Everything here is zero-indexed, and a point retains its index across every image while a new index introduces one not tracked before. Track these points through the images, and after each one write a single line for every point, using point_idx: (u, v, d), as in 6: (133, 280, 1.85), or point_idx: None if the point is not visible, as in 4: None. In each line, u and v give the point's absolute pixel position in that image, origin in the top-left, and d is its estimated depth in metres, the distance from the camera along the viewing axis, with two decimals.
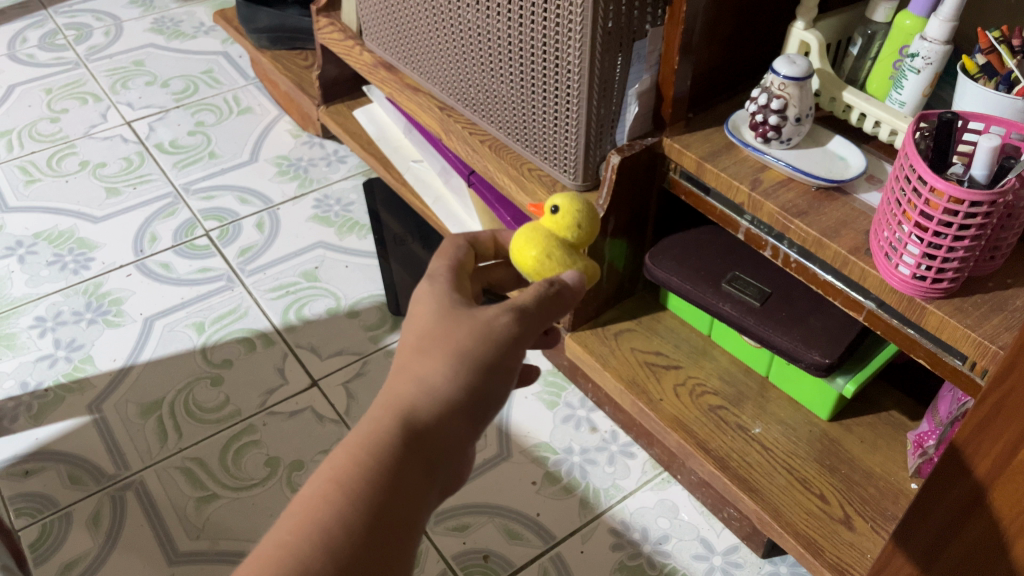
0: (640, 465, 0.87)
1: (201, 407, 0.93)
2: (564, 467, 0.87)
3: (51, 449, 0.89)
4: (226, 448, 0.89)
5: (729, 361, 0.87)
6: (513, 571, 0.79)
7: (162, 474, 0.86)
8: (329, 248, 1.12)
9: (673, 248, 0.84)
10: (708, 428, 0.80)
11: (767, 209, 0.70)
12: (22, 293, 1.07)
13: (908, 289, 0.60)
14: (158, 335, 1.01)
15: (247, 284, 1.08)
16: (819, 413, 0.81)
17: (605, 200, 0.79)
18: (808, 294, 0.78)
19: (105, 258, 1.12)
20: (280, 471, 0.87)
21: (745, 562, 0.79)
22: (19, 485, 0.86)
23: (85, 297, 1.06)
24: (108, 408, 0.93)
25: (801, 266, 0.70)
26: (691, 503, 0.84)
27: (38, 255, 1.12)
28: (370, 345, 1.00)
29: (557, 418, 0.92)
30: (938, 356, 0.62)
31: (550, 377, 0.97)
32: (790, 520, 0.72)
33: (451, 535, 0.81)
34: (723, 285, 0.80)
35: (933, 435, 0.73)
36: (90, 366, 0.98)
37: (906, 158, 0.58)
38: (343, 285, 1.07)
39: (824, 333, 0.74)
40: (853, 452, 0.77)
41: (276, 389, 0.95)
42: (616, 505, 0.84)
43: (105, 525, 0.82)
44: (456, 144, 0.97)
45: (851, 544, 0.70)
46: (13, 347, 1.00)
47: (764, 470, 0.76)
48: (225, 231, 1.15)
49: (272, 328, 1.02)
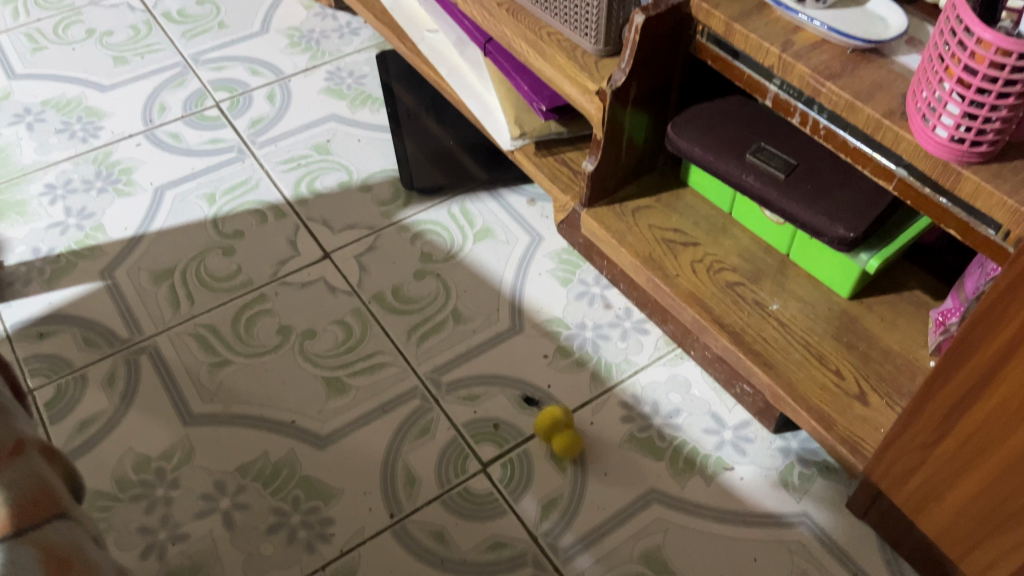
0: (653, 342, 0.87)
1: (213, 275, 0.93)
2: (576, 341, 0.86)
3: (65, 313, 0.89)
4: (239, 316, 0.89)
5: (749, 239, 0.83)
6: (523, 439, 0.79)
7: (176, 339, 0.87)
8: (341, 121, 1.10)
9: (697, 118, 0.80)
10: (725, 303, 0.78)
11: (798, 71, 0.66)
12: (31, 161, 1.05)
13: (945, 154, 0.57)
14: (169, 205, 1.00)
15: (258, 156, 1.06)
16: (839, 292, 0.78)
17: (626, 63, 0.75)
18: (836, 167, 0.74)
19: (115, 127, 1.10)
20: (293, 339, 0.87)
21: (756, 438, 0.79)
22: (34, 346, 0.87)
23: (95, 166, 1.05)
24: (121, 274, 0.93)
25: (832, 134, 0.67)
26: (703, 379, 0.83)
27: (46, 122, 1.10)
28: (383, 219, 0.98)
29: (571, 295, 0.91)
30: (969, 225, 0.59)
31: (565, 256, 0.95)
32: (804, 395, 0.71)
33: (462, 404, 0.82)
34: (747, 157, 0.76)
35: (957, 312, 0.68)
36: (101, 234, 0.97)
37: (953, 8, 0.53)
38: (355, 159, 1.05)
39: (850, 206, 0.71)
40: (872, 331, 0.75)
41: (289, 260, 0.94)
42: (628, 379, 0.83)
43: (120, 386, 0.83)
44: (472, 9, 0.91)
45: (864, 419, 0.69)
46: (24, 214, 0.99)
47: (780, 345, 0.74)
48: (236, 102, 1.13)
49: (283, 200, 1.00)
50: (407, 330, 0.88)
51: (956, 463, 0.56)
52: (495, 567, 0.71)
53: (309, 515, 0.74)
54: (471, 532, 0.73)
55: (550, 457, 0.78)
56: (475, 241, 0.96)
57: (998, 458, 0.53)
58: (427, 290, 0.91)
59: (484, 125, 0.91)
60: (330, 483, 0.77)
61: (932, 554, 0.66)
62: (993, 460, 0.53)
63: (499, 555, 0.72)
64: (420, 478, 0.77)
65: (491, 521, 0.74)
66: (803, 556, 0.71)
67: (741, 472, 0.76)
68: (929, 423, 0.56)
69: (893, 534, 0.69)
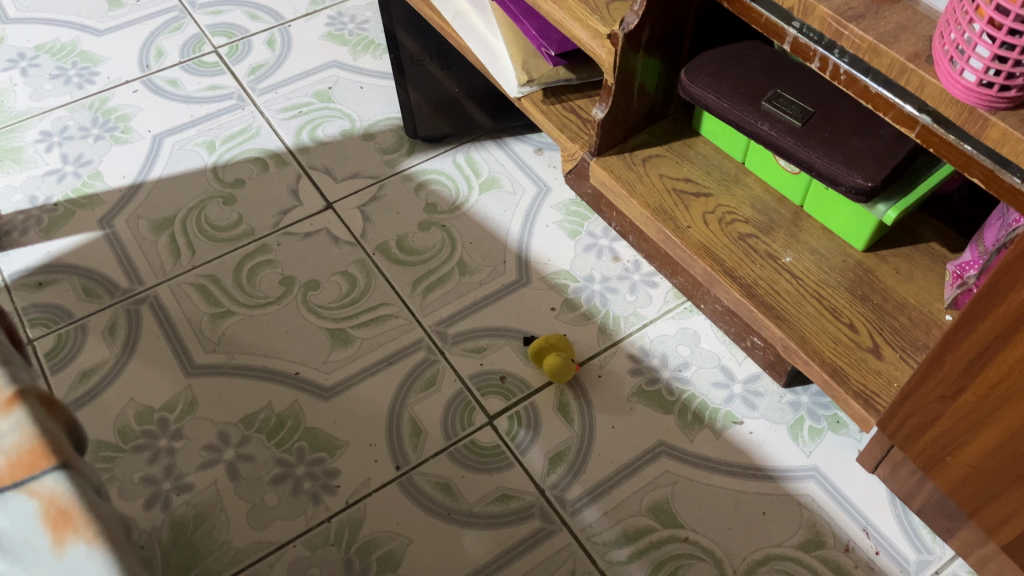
0: (662, 295, 0.85)
1: (214, 225, 0.91)
2: (584, 294, 0.85)
3: (64, 262, 0.88)
4: (241, 267, 0.88)
5: (762, 190, 0.81)
6: (530, 392, 0.78)
7: (176, 289, 0.86)
8: (343, 67, 1.07)
9: (712, 62, 0.77)
10: (737, 255, 0.76)
11: (819, 13, 0.56)
12: (26, 107, 1.03)
13: (973, 99, 0.48)
14: (167, 152, 0.98)
15: (258, 103, 1.03)
16: (854, 244, 0.75)
17: (640, 6, 0.71)
18: (854, 114, 0.71)
19: (110, 73, 1.07)
20: (296, 290, 0.86)
21: (766, 391, 0.78)
22: (33, 296, 0.85)
23: (91, 113, 1.02)
24: (120, 223, 0.91)
25: (852, 79, 0.58)
26: (713, 332, 0.82)
27: (41, 67, 1.08)
28: (386, 169, 0.96)
29: (579, 247, 0.89)
30: (995, 174, 0.51)
31: (573, 207, 0.93)
32: (817, 348, 0.70)
33: (468, 356, 0.81)
34: (762, 104, 0.73)
35: (975, 265, 0.66)
36: (99, 182, 0.95)
37: None
38: (358, 107, 1.02)
39: (869, 155, 0.68)
40: (887, 283, 0.72)
41: (291, 209, 0.92)
42: (636, 332, 0.82)
43: (121, 336, 0.82)
44: None
45: (878, 373, 0.68)
46: (20, 161, 0.97)
47: (793, 298, 0.73)
48: (235, 48, 1.10)
49: (285, 148, 0.98)
50: (412, 282, 0.86)
51: (973, 417, 0.55)
52: (502, 519, 0.71)
53: (314, 467, 0.74)
54: (478, 484, 0.73)
55: (557, 409, 0.77)
56: (480, 191, 0.94)
57: (1016, 414, 0.51)
58: (432, 241, 0.90)
59: (490, 72, 0.87)
60: (335, 435, 0.76)
61: (943, 507, 0.65)
62: (1017, 410, 0.51)
63: (506, 507, 0.71)
64: (426, 430, 0.76)
65: (497, 473, 0.73)
66: (812, 510, 0.71)
67: (751, 426, 0.76)
68: (947, 378, 0.55)
69: (904, 489, 0.69)
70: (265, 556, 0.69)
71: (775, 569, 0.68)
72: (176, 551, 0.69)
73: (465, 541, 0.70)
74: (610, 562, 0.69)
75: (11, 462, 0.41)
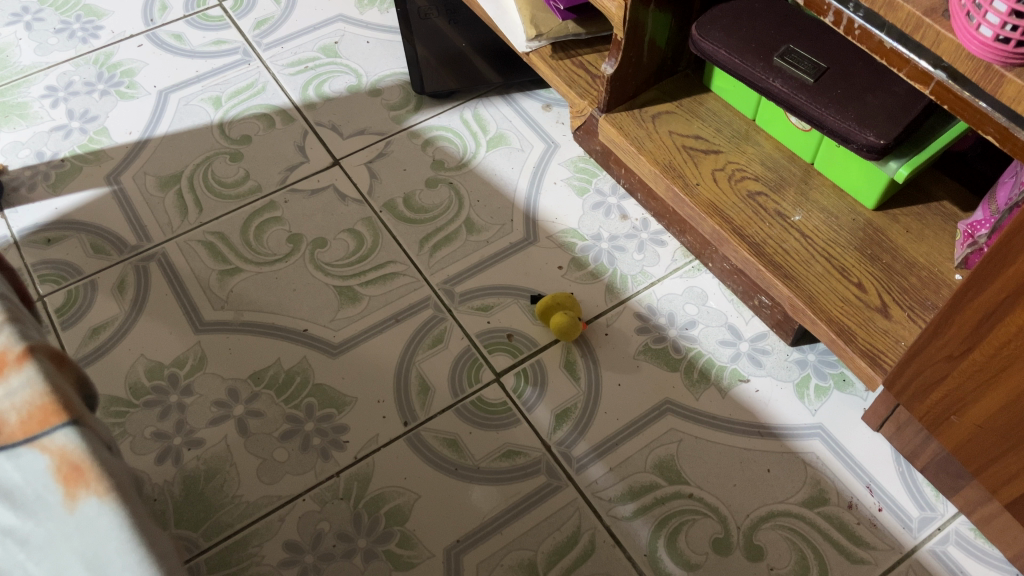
0: (670, 253, 0.85)
1: (221, 181, 0.91)
2: (592, 254, 0.85)
3: (72, 218, 0.88)
4: (249, 223, 0.88)
5: (773, 148, 0.80)
6: (536, 350, 0.78)
7: (184, 247, 0.86)
8: (349, 21, 1.05)
9: (724, 17, 0.76)
10: (746, 214, 0.76)
11: None
12: (31, 61, 1.02)
13: (988, 55, 0.46)
14: (173, 108, 0.97)
15: (264, 58, 1.02)
16: (864, 203, 0.74)
17: None
18: (869, 69, 0.70)
19: (114, 26, 1.06)
20: (304, 248, 0.86)
21: (773, 350, 0.78)
22: (42, 252, 0.86)
23: (96, 68, 1.01)
24: (127, 180, 0.91)
25: (867, 35, 0.56)
26: (721, 291, 0.82)
27: (45, 22, 1.07)
28: (393, 125, 0.95)
29: (587, 205, 0.88)
30: (1009, 132, 0.50)
31: (581, 164, 0.92)
32: (824, 307, 0.69)
33: (476, 314, 0.81)
34: (775, 60, 0.72)
35: (986, 225, 0.65)
36: (106, 138, 0.95)
37: None
38: (364, 62, 1.01)
39: (882, 112, 0.67)
40: (897, 244, 0.71)
41: (298, 166, 0.92)
42: (644, 291, 0.82)
43: (130, 293, 0.83)
44: None
45: (885, 333, 0.67)
46: (27, 117, 0.97)
47: (802, 257, 0.72)
48: (239, 2, 1.08)
49: (291, 104, 0.97)
50: (420, 240, 0.86)
51: (979, 378, 0.55)
52: (508, 475, 0.72)
53: (323, 423, 0.75)
54: (485, 441, 0.73)
55: (563, 367, 0.77)
56: (487, 148, 0.93)
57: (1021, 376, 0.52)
58: (439, 199, 0.89)
59: (498, 25, 0.86)
60: (343, 391, 0.76)
61: (948, 466, 0.66)
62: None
63: (513, 463, 0.72)
64: (433, 388, 0.76)
65: (504, 430, 0.74)
66: (816, 468, 0.71)
67: (757, 385, 0.76)
68: (953, 339, 0.55)
69: (910, 447, 0.69)
70: (275, 510, 0.70)
71: (779, 525, 0.69)
72: (188, 505, 0.71)
73: (473, 496, 0.71)
74: (615, 518, 0.69)
75: (23, 419, 0.42)
